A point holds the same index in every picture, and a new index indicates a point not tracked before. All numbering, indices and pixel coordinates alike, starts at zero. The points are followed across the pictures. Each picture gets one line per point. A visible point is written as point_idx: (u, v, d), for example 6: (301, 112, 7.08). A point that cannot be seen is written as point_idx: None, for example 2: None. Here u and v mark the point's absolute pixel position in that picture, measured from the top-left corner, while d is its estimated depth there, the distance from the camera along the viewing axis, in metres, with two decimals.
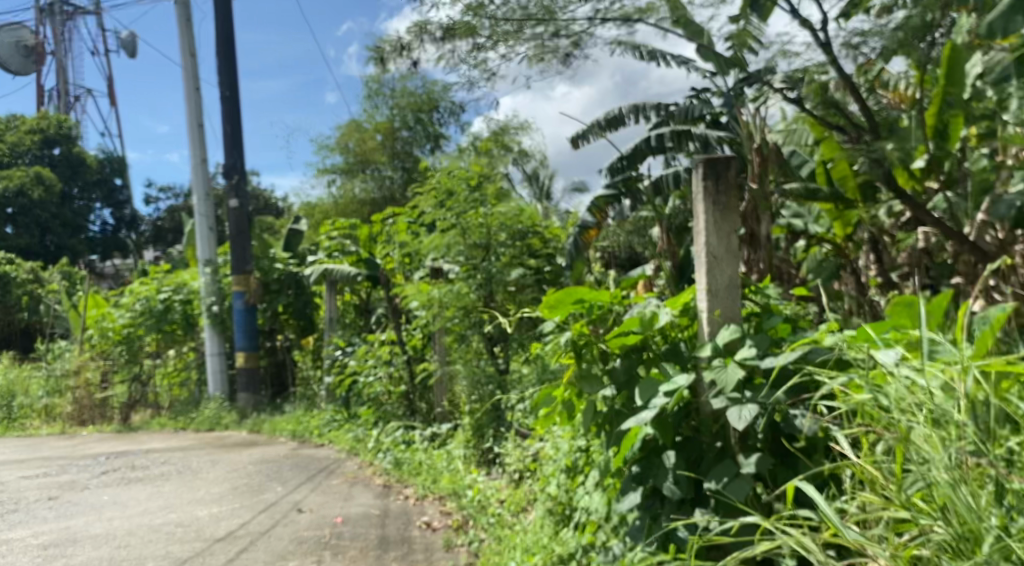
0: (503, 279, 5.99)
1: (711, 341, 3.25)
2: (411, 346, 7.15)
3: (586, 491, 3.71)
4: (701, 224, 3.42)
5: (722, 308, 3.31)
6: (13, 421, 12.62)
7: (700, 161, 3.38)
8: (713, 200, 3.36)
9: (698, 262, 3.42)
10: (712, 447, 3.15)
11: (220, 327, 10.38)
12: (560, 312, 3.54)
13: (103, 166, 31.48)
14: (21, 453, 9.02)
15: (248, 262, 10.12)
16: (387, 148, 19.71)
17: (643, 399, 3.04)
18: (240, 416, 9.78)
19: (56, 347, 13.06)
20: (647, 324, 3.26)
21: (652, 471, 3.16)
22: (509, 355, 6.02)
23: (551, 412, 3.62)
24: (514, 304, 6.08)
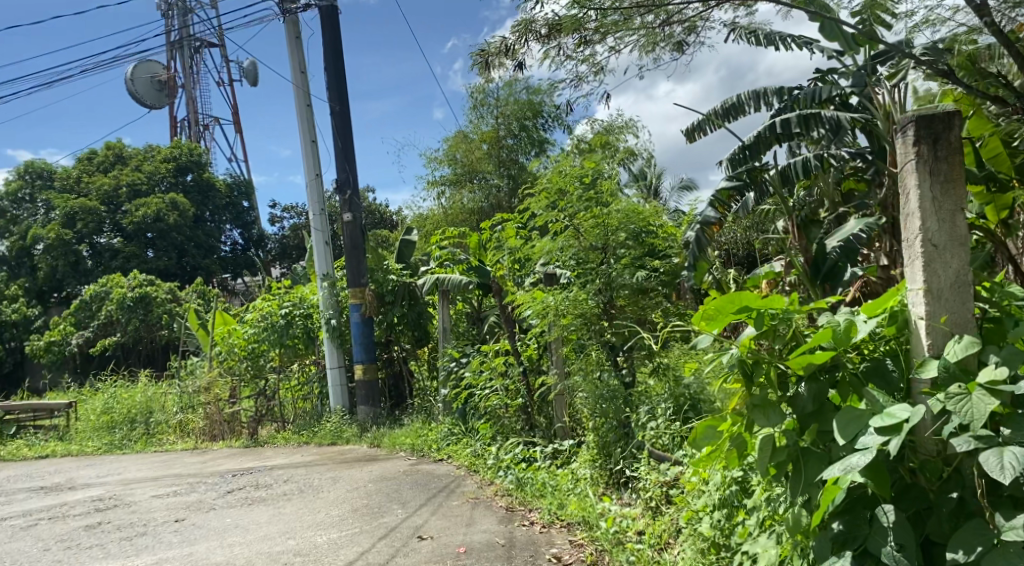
0: (624, 283, 5.50)
1: (933, 358, 2.84)
2: (529, 357, 6.82)
3: (756, 543, 3.30)
4: (916, 201, 2.96)
5: (946, 312, 2.88)
6: (152, 438, 13.14)
7: (912, 122, 2.94)
8: (931, 169, 2.90)
9: (910, 250, 2.97)
10: (942, 499, 2.77)
11: (339, 341, 10.37)
12: (719, 325, 3.13)
13: (229, 190, 33.03)
14: (158, 471, 9.29)
15: (363, 276, 10.10)
16: (493, 156, 19.64)
17: (851, 438, 2.74)
18: (360, 429, 9.73)
19: (188, 366, 13.54)
20: (842, 337, 2.91)
21: (865, 528, 2.78)
22: (635, 365, 5.56)
23: (715, 449, 3.23)
24: (638, 310, 5.60)
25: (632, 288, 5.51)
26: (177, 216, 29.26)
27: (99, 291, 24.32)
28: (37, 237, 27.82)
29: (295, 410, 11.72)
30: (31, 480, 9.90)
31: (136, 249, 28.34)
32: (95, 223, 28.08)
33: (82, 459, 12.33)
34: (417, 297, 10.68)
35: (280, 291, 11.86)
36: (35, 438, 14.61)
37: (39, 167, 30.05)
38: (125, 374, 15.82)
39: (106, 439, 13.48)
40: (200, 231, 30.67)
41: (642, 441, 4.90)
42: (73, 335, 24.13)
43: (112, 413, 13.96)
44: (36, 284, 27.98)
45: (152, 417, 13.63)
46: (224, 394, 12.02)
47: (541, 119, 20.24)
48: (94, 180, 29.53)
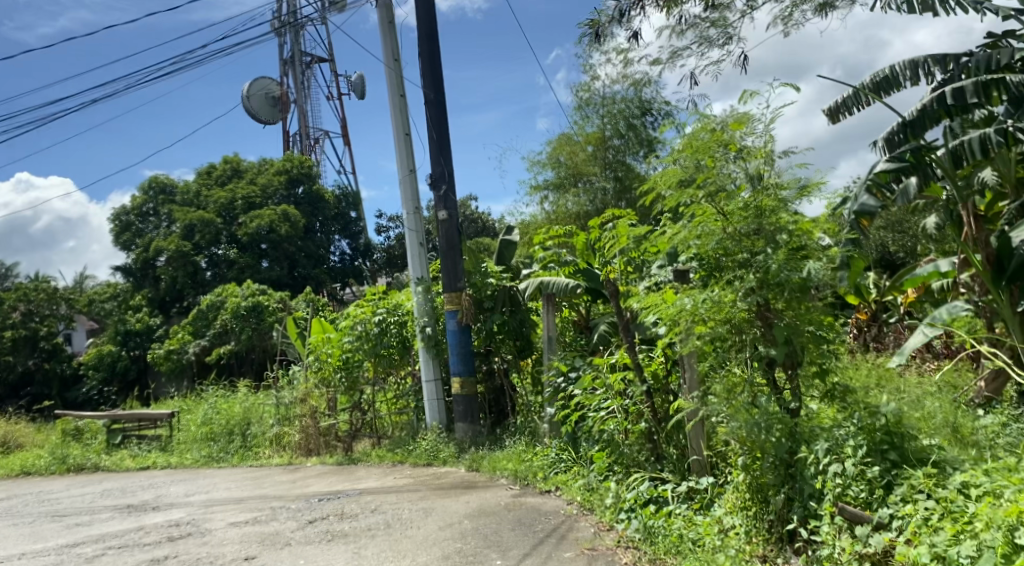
0: (783, 278, 4.22)
1: None
2: (656, 375, 5.68)
3: None
4: None
5: None
6: (249, 451, 12.67)
7: None
8: None
9: None
10: None
11: (435, 351, 9.51)
12: None
13: (337, 202, 33.11)
14: (246, 491, 8.65)
15: (461, 280, 9.23)
16: (598, 158, 18.59)
17: None
18: (458, 449, 8.79)
19: (285, 376, 13.02)
20: None
21: None
22: (800, 388, 4.34)
23: None
24: (804, 313, 4.28)
25: (792, 284, 4.22)
26: (288, 226, 29.51)
27: (214, 301, 24.59)
28: (157, 250, 28.57)
29: (391, 426, 10.94)
30: (124, 496, 9.45)
31: (250, 260, 28.69)
32: (212, 235, 28.58)
33: (179, 472, 11.93)
34: (519, 303, 9.52)
35: (375, 295, 11.07)
36: (139, 449, 14.44)
37: (161, 182, 30.97)
38: (225, 385, 15.53)
39: (205, 451, 13.12)
40: (309, 241, 30.83)
41: (817, 494, 3.89)
42: (189, 344, 24.43)
43: (212, 424, 13.60)
44: (157, 295, 28.72)
45: (249, 428, 13.17)
46: (321, 406, 11.39)
47: (649, 116, 19.06)
48: (212, 193, 30.16)
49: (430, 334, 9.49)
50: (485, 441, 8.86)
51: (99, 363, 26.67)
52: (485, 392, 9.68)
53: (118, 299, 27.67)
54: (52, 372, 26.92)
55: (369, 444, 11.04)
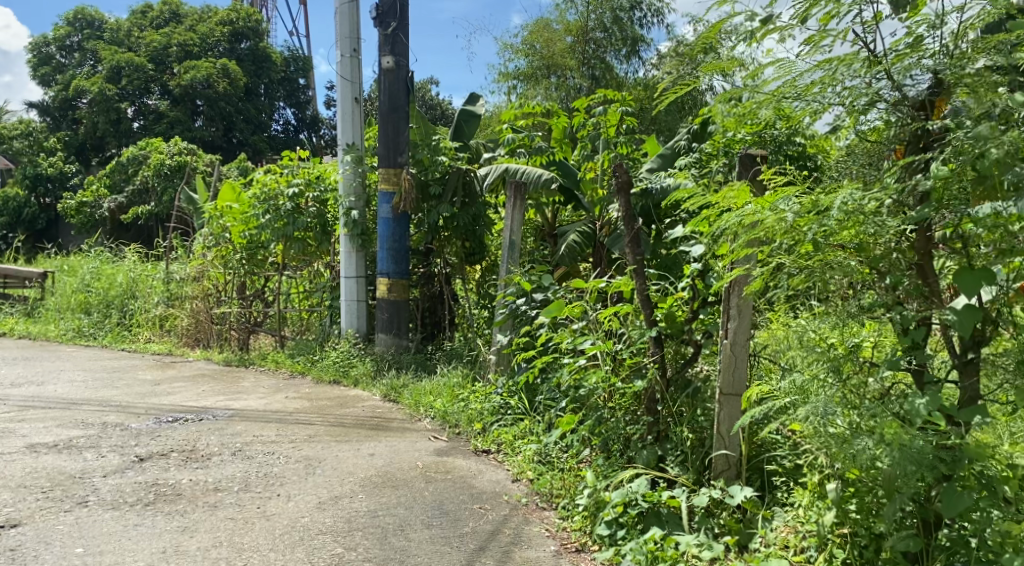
0: (998, 179, 2.16)
1: None
2: (679, 323, 3.64)
3: None
4: None
5: None
6: (126, 331, 10.51)
7: None
8: None
9: None
10: None
11: (359, 240, 7.38)
12: None
13: (286, 64, 29.69)
14: (91, 391, 6.57)
15: (403, 154, 7.05)
16: (577, 51, 16.70)
17: None
18: (374, 368, 6.81)
19: (181, 245, 10.79)
20: None
21: None
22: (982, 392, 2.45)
23: None
24: None
25: (1020, 190, 2.14)
26: (228, 84, 26.12)
27: (137, 154, 21.69)
28: (79, 90, 25.21)
29: (297, 324, 8.85)
30: None
31: (182, 114, 25.42)
32: (141, 82, 25.25)
33: (36, 348, 9.73)
34: (476, 194, 7.30)
35: (295, 161, 8.66)
36: (1, 311, 12.13)
37: (88, 14, 27.21)
38: (115, 247, 13.19)
39: (74, 324, 10.92)
40: (251, 104, 27.57)
41: None
42: (104, 198, 21.74)
43: (88, 293, 11.34)
44: (75, 141, 25.63)
45: (131, 303, 10.95)
46: (215, 289, 9.24)
47: (638, 11, 17.09)
48: (144, 34, 26.56)
49: (357, 220, 7.34)
50: (413, 360, 6.88)
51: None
52: (419, 299, 7.62)
53: None
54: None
55: (270, 343, 9.01)
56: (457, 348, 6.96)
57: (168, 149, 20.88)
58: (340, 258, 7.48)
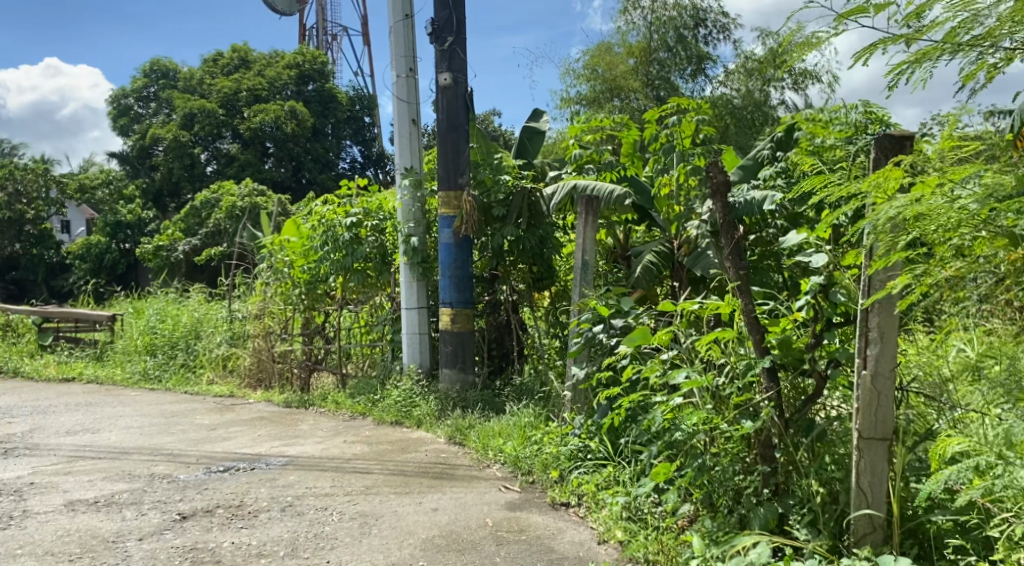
0: None
1: None
2: (797, 350, 3.02)
3: None
4: None
5: None
6: (189, 373, 10.25)
7: None
8: None
9: None
10: None
11: (419, 269, 6.93)
12: None
13: (351, 104, 29.94)
14: (145, 439, 6.21)
15: (464, 174, 6.61)
16: (641, 73, 16.29)
17: None
18: (439, 407, 6.28)
19: (244, 283, 10.55)
20: None
21: None
22: None
23: None
24: None
25: None
26: (296, 126, 26.38)
27: (209, 198, 21.97)
28: (155, 138, 25.85)
29: (358, 362, 8.41)
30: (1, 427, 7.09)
31: (252, 157, 25.75)
32: (214, 127, 25.59)
33: (100, 393, 9.54)
34: (542, 215, 6.76)
35: (354, 191, 8.30)
36: (72, 356, 12.10)
37: (163, 64, 28.12)
38: (183, 288, 13.10)
39: (139, 366, 10.74)
40: (318, 144, 27.78)
41: None
42: (178, 241, 22.02)
43: (154, 334, 11.18)
44: (152, 187, 26.22)
45: (196, 343, 10.73)
46: (276, 327, 8.90)
47: (703, 28, 16.53)
48: (215, 81, 27.14)
49: (417, 247, 6.91)
50: (480, 397, 6.34)
51: (84, 253, 24.45)
52: (485, 329, 7.11)
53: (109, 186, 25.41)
54: (39, 257, 25.38)
55: (331, 381, 8.58)
56: (526, 383, 6.40)
57: (240, 191, 21.06)
58: (401, 288, 7.04)
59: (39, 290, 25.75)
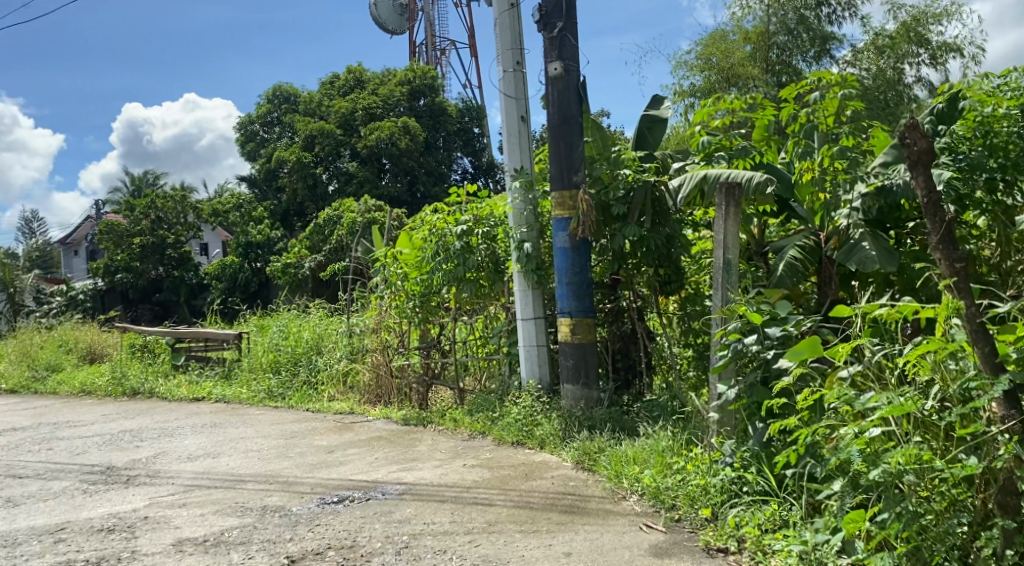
0: None
1: None
2: None
3: None
4: None
5: None
6: (310, 390, 10.12)
7: None
8: None
9: None
10: None
11: (535, 277, 6.38)
12: None
13: (461, 114, 29.97)
14: (262, 465, 5.96)
15: (579, 171, 5.98)
16: (758, 59, 15.22)
17: None
18: (563, 426, 5.71)
19: (360, 297, 10.35)
20: None
21: None
22: None
23: None
24: None
25: None
26: (410, 140, 26.52)
27: (331, 215, 22.36)
28: (280, 160, 26.62)
29: (477, 375, 7.97)
30: (128, 452, 7.04)
31: (370, 173, 26.07)
32: (333, 146, 26.27)
33: (225, 413, 9.53)
34: (667, 212, 6.02)
35: (464, 197, 7.89)
36: (202, 376, 12.30)
37: (284, 90, 28.70)
38: (302, 304, 13.12)
39: (263, 385, 10.72)
40: (431, 157, 27.84)
41: None
42: (305, 258, 22.47)
43: (276, 352, 11.18)
44: (279, 208, 27.03)
45: (316, 359, 10.62)
46: (392, 342, 8.59)
47: (826, 6, 15.30)
48: (333, 102, 27.73)
49: (531, 253, 6.38)
50: (607, 416, 5.72)
51: (221, 273, 25.41)
52: (608, 339, 6.47)
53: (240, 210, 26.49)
54: (179, 280, 26.59)
55: (450, 396, 8.19)
56: (661, 403, 5.71)
57: (360, 207, 21.24)
58: (516, 299, 6.54)
59: (180, 311, 26.98)
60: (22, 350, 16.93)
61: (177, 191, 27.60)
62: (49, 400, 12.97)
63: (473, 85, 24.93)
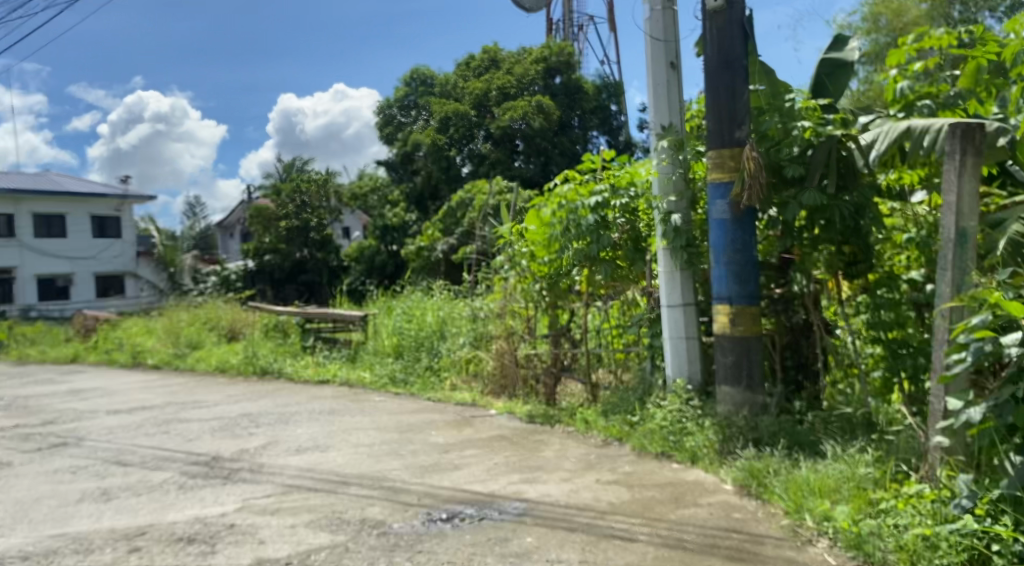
0: None
1: None
2: None
3: None
4: None
5: None
6: (433, 377, 9.53)
7: None
8: None
9: None
10: None
11: (685, 258, 5.36)
12: None
13: (597, 93, 28.75)
14: (371, 464, 5.32)
15: (743, 126, 4.94)
16: (936, 17, 13.29)
17: None
18: (720, 437, 4.71)
19: (486, 278, 9.63)
20: None
21: None
22: None
23: None
24: None
25: None
26: (542, 121, 25.38)
27: (464, 198, 21.97)
28: (415, 144, 26.32)
29: (611, 368, 7.06)
30: (239, 440, 6.61)
31: (502, 156, 25.41)
32: None
33: (346, 398, 9.08)
34: (857, 174, 4.85)
35: (599, 166, 6.84)
36: (328, 358, 12.01)
37: (422, 73, 28.23)
38: (430, 286, 12.58)
39: (386, 369, 10.23)
40: (564, 138, 26.81)
41: None
42: (439, 241, 22.18)
43: (401, 336, 10.67)
44: (414, 191, 26.90)
45: (440, 345, 10.03)
46: (518, 328, 7.82)
47: None
48: (467, 85, 27.32)
49: (680, 227, 5.37)
50: (775, 426, 4.67)
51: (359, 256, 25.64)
52: (775, 331, 5.42)
53: (378, 194, 26.76)
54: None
55: (581, 391, 7.29)
56: (854, 421, 4.71)
57: (490, 189, 20.62)
58: (661, 281, 5.55)
59: (321, 292, 27.52)
60: (170, 328, 17.44)
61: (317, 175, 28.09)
62: (187, 377, 13.11)
63: (608, 62, 23.72)
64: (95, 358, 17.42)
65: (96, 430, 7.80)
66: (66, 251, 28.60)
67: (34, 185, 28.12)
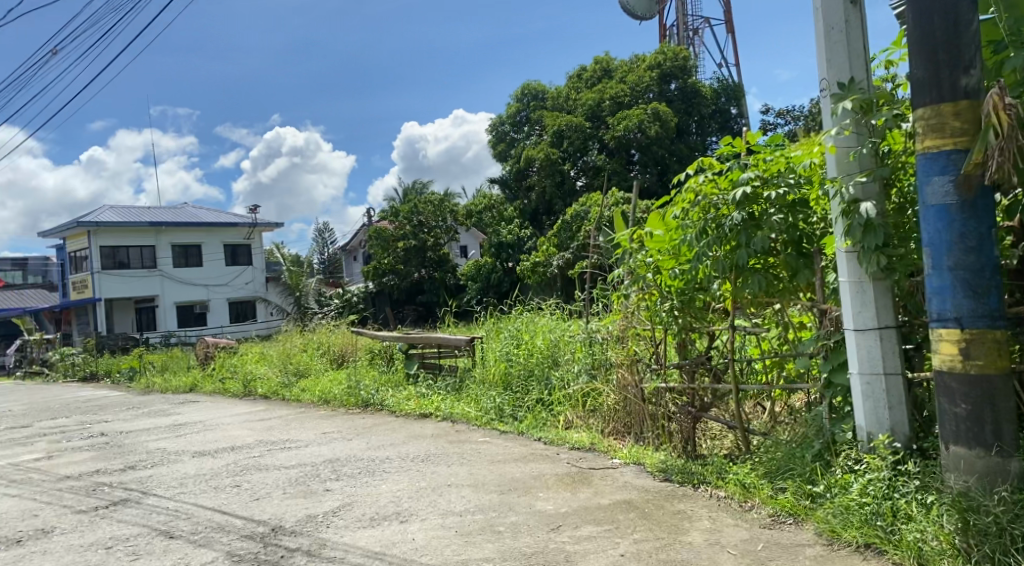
0: None
1: None
2: None
3: None
4: None
5: None
6: (545, 412, 8.20)
7: None
8: None
9: None
10: None
11: (880, 263, 3.77)
12: None
13: (717, 94, 26.75)
14: (456, 551, 4.03)
15: (972, 71, 3.34)
16: None
17: None
18: (960, 527, 3.18)
19: (602, 296, 8.22)
20: None
21: None
22: None
23: None
24: None
25: None
26: (660, 127, 23.68)
27: (579, 212, 20.72)
28: (528, 158, 25.07)
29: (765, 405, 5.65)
30: (310, 502, 5.47)
31: (619, 165, 23.89)
32: (582, 140, 24.44)
33: (447, 438, 7.89)
34: None
35: (743, 151, 5.30)
36: (433, 388, 10.88)
37: (533, 86, 27.13)
38: (541, 305, 11.25)
39: (492, 402, 8.98)
40: (684, 144, 24.99)
41: None
42: (554, 256, 20.94)
43: (508, 364, 9.38)
44: (529, 206, 25.73)
45: (552, 375, 8.69)
46: (643, 355, 6.37)
47: None
48: (581, 95, 25.99)
49: (873, 219, 3.79)
50: None
51: (475, 274, 24.72)
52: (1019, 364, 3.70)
53: (493, 211, 25.96)
54: (438, 282, 26.43)
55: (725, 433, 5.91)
56: None
57: (607, 202, 19.24)
58: (845, 297, 4.01)
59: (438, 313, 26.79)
60: (283, 354, 16.92)
61: (431, 195, 27.43)
62: (289, 409, 12.31)
63: None
64: (210, 387, 17.07)
65: (167, 481, 6.88)
66: (201, 278, 29.15)
67: (164, 217, 28.83)
